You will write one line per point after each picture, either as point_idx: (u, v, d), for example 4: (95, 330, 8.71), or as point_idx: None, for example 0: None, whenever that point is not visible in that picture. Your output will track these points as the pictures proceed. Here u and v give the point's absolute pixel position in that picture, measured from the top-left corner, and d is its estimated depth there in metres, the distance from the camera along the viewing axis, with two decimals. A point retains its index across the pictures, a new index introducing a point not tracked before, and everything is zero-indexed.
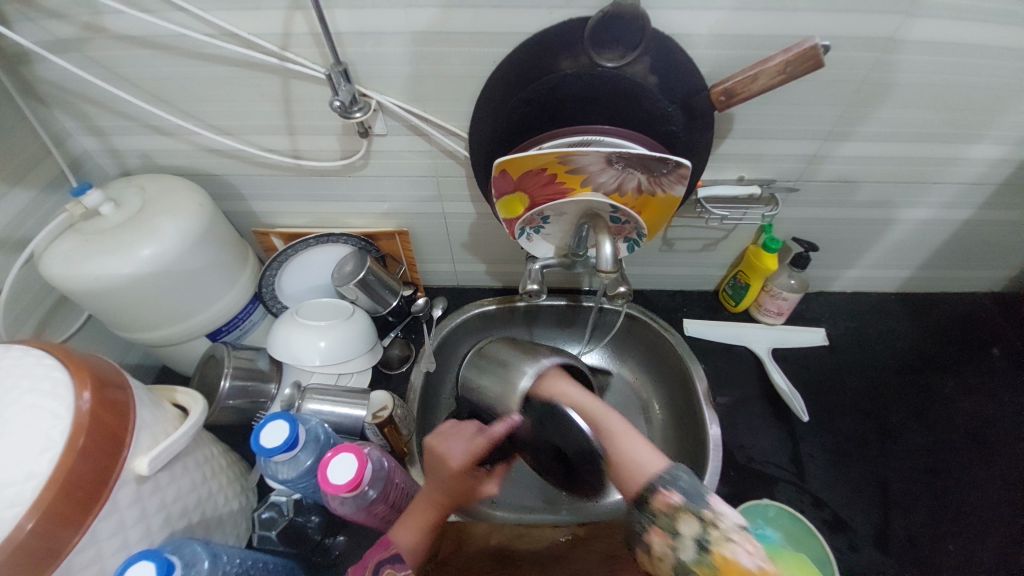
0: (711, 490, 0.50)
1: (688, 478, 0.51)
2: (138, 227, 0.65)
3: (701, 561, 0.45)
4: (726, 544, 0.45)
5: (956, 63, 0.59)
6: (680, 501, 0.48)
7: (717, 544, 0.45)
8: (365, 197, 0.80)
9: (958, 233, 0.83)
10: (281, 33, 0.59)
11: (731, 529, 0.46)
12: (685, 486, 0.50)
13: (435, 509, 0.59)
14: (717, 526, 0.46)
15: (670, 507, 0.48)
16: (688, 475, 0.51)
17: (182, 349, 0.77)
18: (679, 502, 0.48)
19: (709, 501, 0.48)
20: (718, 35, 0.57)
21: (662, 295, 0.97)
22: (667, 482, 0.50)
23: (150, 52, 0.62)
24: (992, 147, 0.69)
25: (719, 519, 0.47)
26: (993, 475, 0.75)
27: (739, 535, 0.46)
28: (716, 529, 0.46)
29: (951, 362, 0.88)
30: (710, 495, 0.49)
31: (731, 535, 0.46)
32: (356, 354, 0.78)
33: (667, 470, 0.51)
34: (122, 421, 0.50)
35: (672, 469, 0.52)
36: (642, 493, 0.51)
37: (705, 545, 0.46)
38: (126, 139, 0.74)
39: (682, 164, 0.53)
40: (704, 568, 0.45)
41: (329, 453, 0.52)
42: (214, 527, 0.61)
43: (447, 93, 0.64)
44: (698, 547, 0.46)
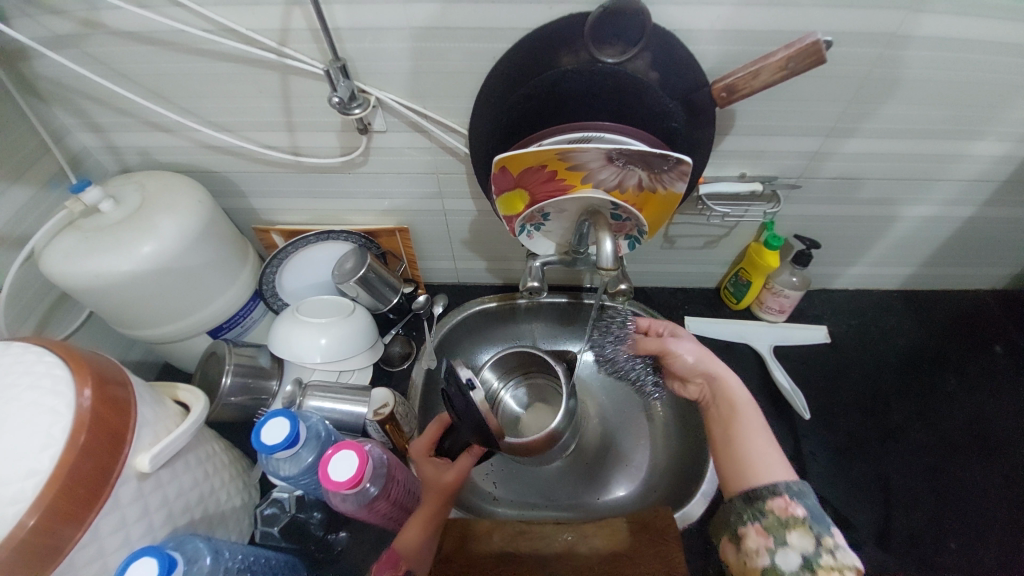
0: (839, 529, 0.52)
1: (815, 502, 0.54)
2: (139, 224, 0.65)
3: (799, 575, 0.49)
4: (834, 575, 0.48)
5: (960, 59, 0.58)
6: (800, 517, 0.52)
7: (824, 570, 0.48)
8: (365, 194, 0.79)
9: (961, 229, 0.83)
10: (280, 29, 0.59)
11: (846, 566, 0.49)
12: (811, 506, 0.53)
13: (423, 504, 0.63)
14: (834, 556, 0.49)
15: (787, 516, 0.53)
16: (816, 501, 0.54)
17: (183, 346, 0.78)
18: (799, 515, 0.52)
19: (833, 531, 0.51)
20: (720, 30, 0.56)
21: (663, 292, 0.97)
22: (792, 493, 0.54)
23: (148, 48, 0.62)
24: (995, 143, 0.68)
25: (838, 552, 0.50)
26: (994, 473, 0.75)
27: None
28: (830, 556, 0.49)
29: (954, 359, 0.88)
30: (835, 530, 0.52)
31: (842, 570, 0.48)
32: (357, 351, 0.78)
33: (794, 483, 0.55)
34: (123, 418, 0.50)
35: (798, 485, 0.55)
36: (762, 494, 0.55)
37: (810, 563, 0.49)
38: (126, 136, 0.74)
39: (684, 160, 0.53)
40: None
41: (329, 451, 0.52)
42: (216, 523, 0.61)
43: (447, 89, 0.64)
44: (802, 562, 0.50)
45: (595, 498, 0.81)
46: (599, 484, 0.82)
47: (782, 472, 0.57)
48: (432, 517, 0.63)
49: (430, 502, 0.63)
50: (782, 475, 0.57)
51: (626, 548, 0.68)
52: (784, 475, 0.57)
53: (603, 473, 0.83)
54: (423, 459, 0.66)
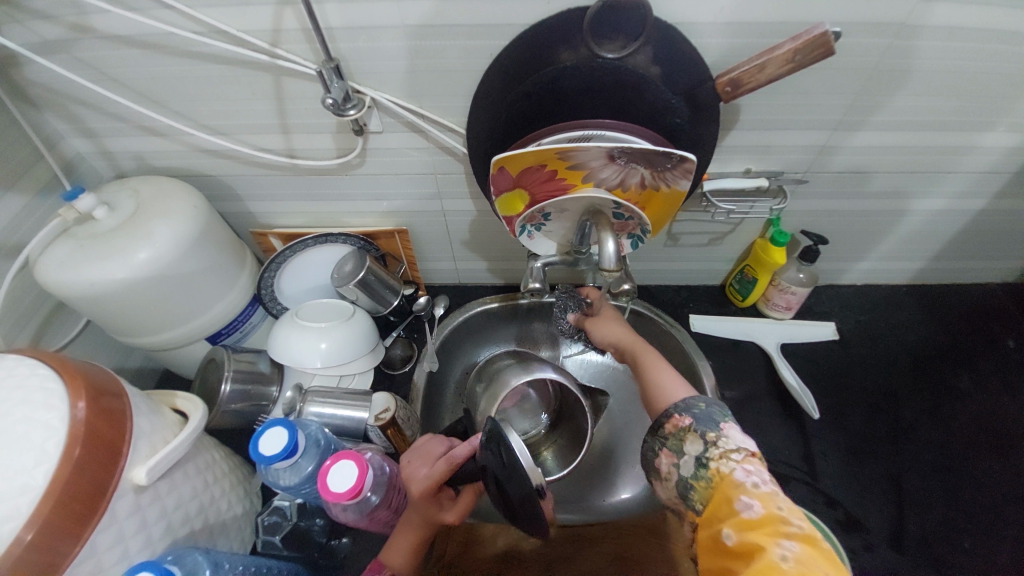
0: (729, 419, 0.47)
1: (704, 406, 0.49)
2: (133, 231, 0.64)
3: (700, 476, 0.45)
4: (725, 461, 0.44)
5: (972, 47, 0.56)
6: (689, 425, 0.48)
7: (716, 463, 0.44)
8: (363, 196, 0.78)
9: (973, 222, 0.81)
10: (271, 30, 0.57)
11: (733, 450, 0.44)
12: (699, 412, 0.48)
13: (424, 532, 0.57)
14: (719, 446, 0.45)
15: (678, 431, 0.48)
16: (706, 404, 0.49)
17: (182, 352, 0.77)
18: (688, 425, 0.48)
19: (719, 426, 0.46)
20: (723, 22, 0.55)
21: (667, 290, 0.95)
22: (681, 409, 0.50)
23: (139, 52, 0.61)
24: (1008, 134, 0.66)
25: (721, 440, 0.45)
26: (1008, 471, 0.73)
27: (740, 455, 0.44)
28: (717, 448, 0.45)
29: (965, 355, 0.86)
30: (724, 422, 0.47)
31: (730, 454, 0.44)
32: (357, 355, 0.77)
33: (684, 399, 0.51)
34: (118, 430, 0.49)
35: (689, 399, 0.50)
36: (659, 420, 0.51)
37: (703, 462, 0.45)
38: (120, 141, 0.73)
39: (688, 158, 0.51)
40: (701, 481, 0.45)
41: (328, 461, 0.51)
42: (217, 532, 0.61)
43: (444, 88, 0.62)
44: (697, 463, 0.45)
45: (600, 500, 0.80)
46: (604, 486, 0.81)
47: (681, 394, 0.53)
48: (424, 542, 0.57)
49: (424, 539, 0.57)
50: (682, 394, 0.53)
51: (633, 553, 0.67)
52: (684, 395, 0.52)
53: (609, 474, 0.82)
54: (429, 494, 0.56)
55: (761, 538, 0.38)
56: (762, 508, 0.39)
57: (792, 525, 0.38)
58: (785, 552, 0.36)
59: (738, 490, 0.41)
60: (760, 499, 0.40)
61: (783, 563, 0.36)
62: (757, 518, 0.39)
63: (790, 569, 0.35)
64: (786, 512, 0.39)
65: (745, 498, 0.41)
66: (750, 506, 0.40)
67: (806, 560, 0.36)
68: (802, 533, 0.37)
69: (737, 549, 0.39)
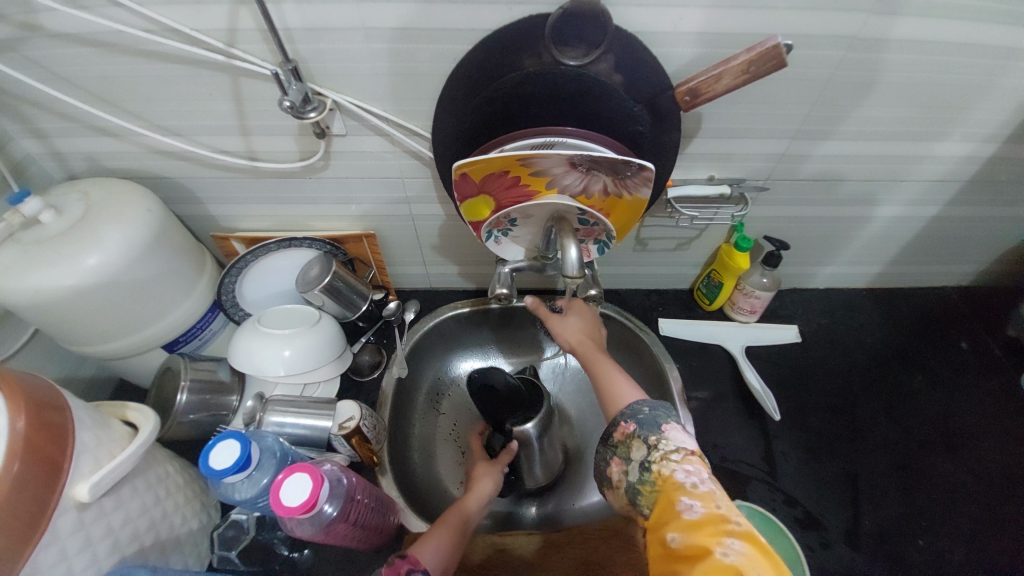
0: (671, 421, 0.49)
1: (648, 410, 0.51)
2: (81, 236, 0.61)
3: (645, 480, 0.46)
4: (666, 463, 0.45)
5: (921, 60, 0.58)
6: (634, 431, 0.49)
7: (658, 466, 0.45)
8: (330, 199, 0.77)
9: (926, 228, 0.84)
10: (227, 30, 0.56)
11: (674, 450, 0.46)
12: (643, 417, 0.50)
13: (457, 518, 0.63)
14: (659, 449, 0.46)
15: (625, 439, 0.49)
16: (650, 408, 0.51)
17: (137, 361, 0.74)
18: (633, 432, 0.49)
19: (660, 429, 0.48)
20: (685, 32, 0.55)
21: (637, 294, 0.96)
22: (627, 415, 0.51)
23: (89, 50, 0.59)
24: (960, 143, 0.69)
25: (662, 442, 0.47)
26: (961, 468, 0.76)
27: (680, 455, 0.45)
28: (658, 451, 0.46)
29: (920, 356, 0.89)
30: (665, 424, 0.49)
31: (670, 456, 0.45)
32: (323, 362, 0.75)
33: (630, 405, 0.52)
34: (59, 445, 0.47)
35: (635, 404, 0.52)
36: (609, 429, 0.52)
37: (647, 466, 0.46)
38: (72, 142, 0.70)
39: (646, 166, 0.52)
40: (648, 485, 0.46)
41: (281, 474, 0.50)
42: (169, 549, 0.59)
43: (408, 93, 0.61)
44: (642, 468, 0.46)
45: (572, 504, 0.80)
46: (575, 490, 0.81)
47: (633, 398, 0.54)
48: (455, 535, 0.61)
49: (465, 501, 0.66)
50: (633, 398, 0.54)
51: (599, 556, 0.67)
52: (634, 399, 0.54)
53: (579, 479, 0.82)
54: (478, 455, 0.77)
55: (704, 539, 0.39)
56: (704, 510, 0.40)
57: (733, 523, 0.39)
58: (726, 550, 0.37)
59: (681, 491, 0.43)
60: (701, 499, 0.42)
61: (725, 560, 0.37)
62: (699, 518, 0.40)
63: (730, 565, 0.37)
64: (726, 510, 0.40)
65: (686, 499, 0.42)
66: (691, 507, 0.41)
67: (746, 555, 0.37)
68: (743, 529, 0.38)
69: (682, 553, 0.39)
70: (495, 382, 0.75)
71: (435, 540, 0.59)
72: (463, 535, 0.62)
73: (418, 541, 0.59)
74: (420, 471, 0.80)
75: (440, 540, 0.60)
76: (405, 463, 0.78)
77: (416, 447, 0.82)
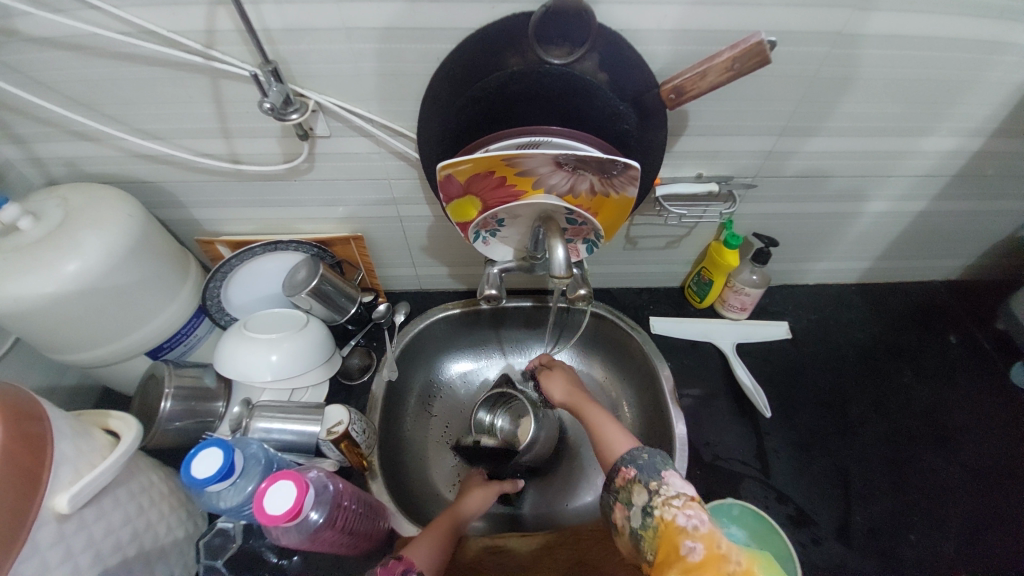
0: (671, 468, 0.50)
1: (647, 457, 0.52)
2: (59, 242, 0.60)
3: (647, 525, 0.47)
4: (667, 508, 0.46)
5: (905, 56, 0.58)
6: (635, 476, 0.50)
7: (660, 510, 0.46)
8: (316, 201, 0.76)
9: (913, 223, 0.84)
10: (205, 30, 0.55)
11: (675, 495, 0.46)
12: (642, 462, 0.51)
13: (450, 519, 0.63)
14: (661, 494, 0.47)
15: (626, 483, 0.50)
16: (649, 454, 0.52)
17: (121, 368, 0.73)
18: (633, 476, 0.50)
19: (659, 474, 0.49)
20: (668, 29, 0.55)
21: (628, 293, 0.96)
22: (626, 461, 0.52)
23: (64, 54, 0.57)
24: (946, 137, 0.69)
25: (663, 488, 0.47)
26: (951, 461, 0.77)
27: (681, 501, 0.45)
28: (659, 496, 0.47)
29: (910, 351, 0.90)
30: (665, 470, 0.49)
31: (671, 501, 0.46)
32: (311, 366, 0.75)
33: (630, 450, 0.53)
34: (36, 456, 0.46)
35: (634, 449, 0.53)
36: (610, 474, 0.53)
37: (649, 510, 0.47)
38: (50, 147, 0.69)
39: (632, 165, 0.52)
40: (650, 530, 0.46)
41: (264, 483, 0.49)
42: (154, 559, 0.58)
43: (391, 93, 0.61)
44: (644, 512, 0.47)
45: (565, 504, 0.79)
46: (568, 491, 0.80)
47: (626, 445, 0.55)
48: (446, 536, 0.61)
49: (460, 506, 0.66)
50: (626, 445, 0.55)
51: (591, 556, 0.67)
52: (629, 445, 0.55)
53: (572, 478, 0.81)
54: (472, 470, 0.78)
55: None
56: (704, 551, 0.41)
57: (732, 562, 0.40)
58: None
59: (682, 534, 0.43)
60: (702, 540, 0.42)
61: None
62: (700, 560, 0.41)
63: None
64: (726, 549, 0.40)
65: (688, 542, 0.42)
66: (693, 549, 0.42)
67: None
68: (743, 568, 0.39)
69: None
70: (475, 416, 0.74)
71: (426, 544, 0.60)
72: (454, 537, 0.62)
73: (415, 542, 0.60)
74: (411, 474, 0.79)
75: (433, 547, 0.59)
76: (396, 467, 0.77)
77: (407, 451, 0.81)
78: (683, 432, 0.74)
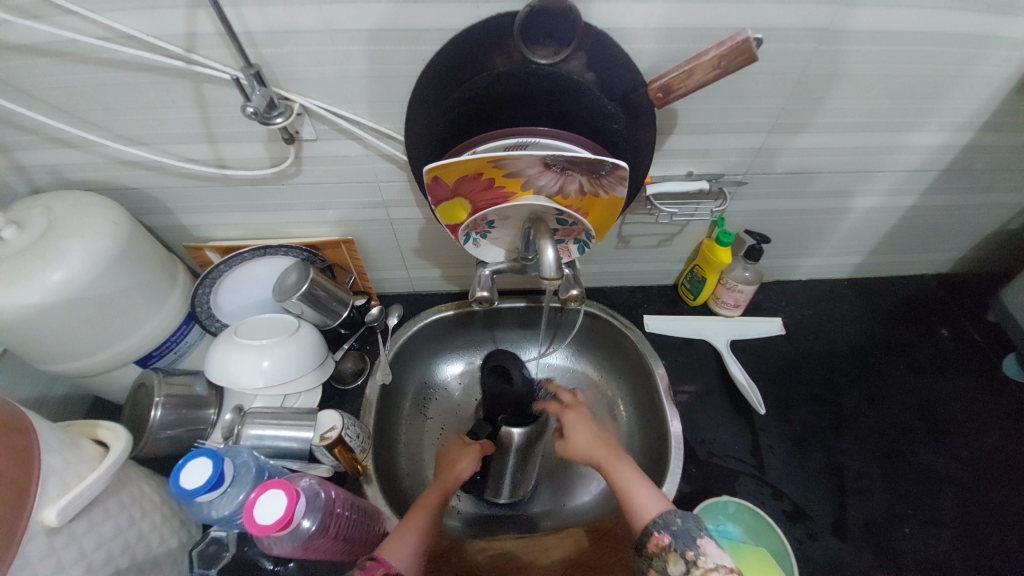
0: (705, 535, 0.51)
1: (681, 522, 0.53)
2: (43, 252, 0.59)
3: None
4: None
5: (892, 51, 0.58)
6: (669, 544, 0.51)
7: None
8: (305, 205, 0.75)
9: (904, 218, 0.85)
10: (186, 34, 0.54)
11: (715, 568, 0.47)
12: (676, 529, 0.52)
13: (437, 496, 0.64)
14: (699, 566, 0.48)
15: (660, 551, 0.51)
16: (682, 519, 0.53)
17: (111, 377, 0.72)
18: (668, 544, 0.51)
19: (696, 543, 0.50)
20: (655, 28, 0.55)
21: (622, 291, 0.96)
22: (659, 526, 0.53)
23: (44, 60, 0.56)
24: (934, 132, 0.69)
25: (701, 559, 0.48)
26: (945, 454, 0.77)
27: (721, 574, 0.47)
28: (698, 568, 0.48)
29: (903, 345, 0.90)
30: (701, 537, 0.51)
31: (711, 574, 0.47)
32: (303, 371, 0.74)
33: (662, 514, 0.54)
34: (22, 469, 0.45)
35: (667, 513, 0.54)
36: (642, 540, 0.54)
37: None
38: (31, 155, 0.68)
39: (620, 165, 0.52)
40: None
41: (254, 493, 0.48)
42: (147, 570, 0.57)
43: (378, 95, 0.60)
44: None
45: (561, 504, 0.79)
46: (564, 491, 0.80)
47: (657, 503, 0.56)
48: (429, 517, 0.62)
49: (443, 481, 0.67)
50: (656, 505, 0.56)
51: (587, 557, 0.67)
52: (660, 505, 0.56)
53: (568, 479, 0.81)
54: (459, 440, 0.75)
55: None
56: None
57: None
58: None
59: None
60: None
61: None
62: None
63: None
64: None
65: None
66: None
67: None
68: None
69: None
70: (511, 364, 0.78)
71: (405, 539, 0.59)
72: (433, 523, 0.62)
73: (386, 540, 0.59)
74: (406, 477, 0.79)
75: (408, 540, 0.59)
76: (391, 471, 0.77)
77: (403, 454, 0.81)
78: (678, 430, 0.74)
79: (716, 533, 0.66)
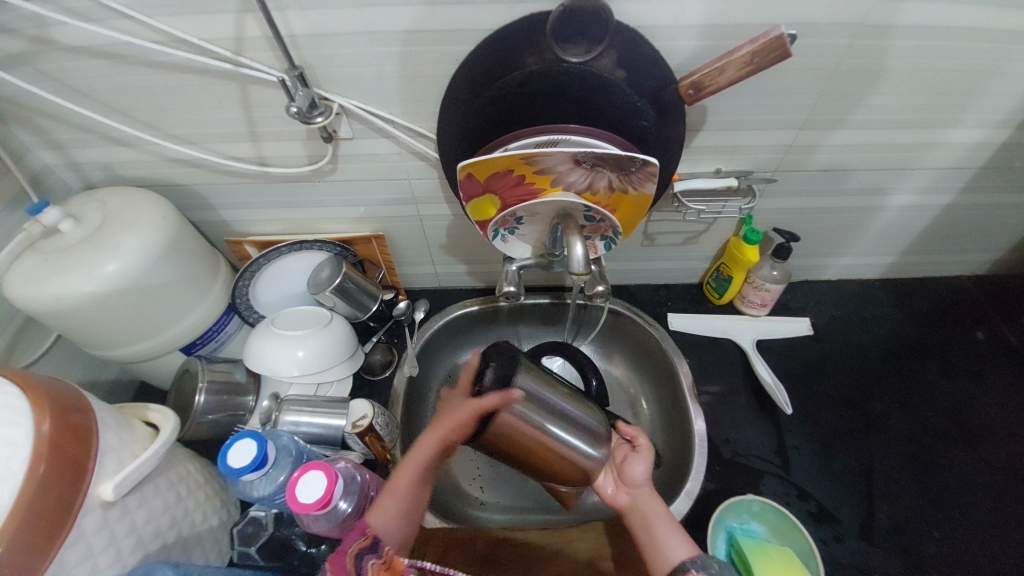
0: None
1: (721, 569, 0.49)
2: (98, 244, 0.63)
3: None
4: None
5: (932, 45, 0.57)
6: None
7: None
8: (339, 202, 0.78)
9: (940, 218, 0.83)
10: (235, 38, 0.57)
11: None
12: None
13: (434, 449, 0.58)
14: None
15: None
16: (721, 566, 0.49)
17: (157, 363, 0.76)
18: None
19: None
20: (688, 25, 0.55)
21: (646, 289, 0.96)
22: (698, 565, 0.49)
23: (101, 62, 0.60)
24: (972, 129, 0.67)
25: None
26: (978, 460, 0.75)
27: None
28: None
29: (936, 347, 0.88)
30: None
31: None
32: (335, 362, 0.77)
33: (700, 556, 0.50)
34: (82, 446, 0.49)
35: (707, 557, 0.50)
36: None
37: None
38: (87, 152, 0.72)
39: (650, 161, 0.52)
40: None
41: (295, 472, 0.51)
42: (191, 545, 0.61)
43: (413, 94, 0.62)
44: None
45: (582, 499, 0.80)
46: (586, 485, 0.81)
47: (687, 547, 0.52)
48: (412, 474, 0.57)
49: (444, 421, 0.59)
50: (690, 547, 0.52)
51: (607, 550, 0.67)
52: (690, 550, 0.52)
53: None
54: (463, 397, 0.61)
55: None
56: None
57: None
58: None
59: None
60: None
61: None
62: None
63: None
64: None
65: None
66: None
67: None
68: None
69: None
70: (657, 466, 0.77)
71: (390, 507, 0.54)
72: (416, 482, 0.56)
73: (371, 507, 0.53)
74: None
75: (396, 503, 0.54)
76: None
77: None
78: (702, 429, 0.74)
79: (738, 532, 0.66)
